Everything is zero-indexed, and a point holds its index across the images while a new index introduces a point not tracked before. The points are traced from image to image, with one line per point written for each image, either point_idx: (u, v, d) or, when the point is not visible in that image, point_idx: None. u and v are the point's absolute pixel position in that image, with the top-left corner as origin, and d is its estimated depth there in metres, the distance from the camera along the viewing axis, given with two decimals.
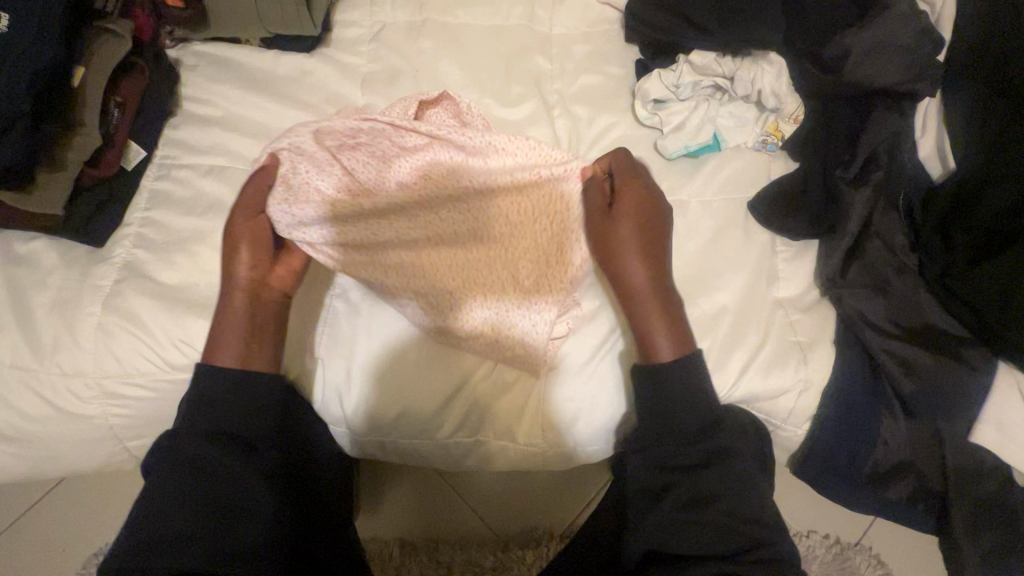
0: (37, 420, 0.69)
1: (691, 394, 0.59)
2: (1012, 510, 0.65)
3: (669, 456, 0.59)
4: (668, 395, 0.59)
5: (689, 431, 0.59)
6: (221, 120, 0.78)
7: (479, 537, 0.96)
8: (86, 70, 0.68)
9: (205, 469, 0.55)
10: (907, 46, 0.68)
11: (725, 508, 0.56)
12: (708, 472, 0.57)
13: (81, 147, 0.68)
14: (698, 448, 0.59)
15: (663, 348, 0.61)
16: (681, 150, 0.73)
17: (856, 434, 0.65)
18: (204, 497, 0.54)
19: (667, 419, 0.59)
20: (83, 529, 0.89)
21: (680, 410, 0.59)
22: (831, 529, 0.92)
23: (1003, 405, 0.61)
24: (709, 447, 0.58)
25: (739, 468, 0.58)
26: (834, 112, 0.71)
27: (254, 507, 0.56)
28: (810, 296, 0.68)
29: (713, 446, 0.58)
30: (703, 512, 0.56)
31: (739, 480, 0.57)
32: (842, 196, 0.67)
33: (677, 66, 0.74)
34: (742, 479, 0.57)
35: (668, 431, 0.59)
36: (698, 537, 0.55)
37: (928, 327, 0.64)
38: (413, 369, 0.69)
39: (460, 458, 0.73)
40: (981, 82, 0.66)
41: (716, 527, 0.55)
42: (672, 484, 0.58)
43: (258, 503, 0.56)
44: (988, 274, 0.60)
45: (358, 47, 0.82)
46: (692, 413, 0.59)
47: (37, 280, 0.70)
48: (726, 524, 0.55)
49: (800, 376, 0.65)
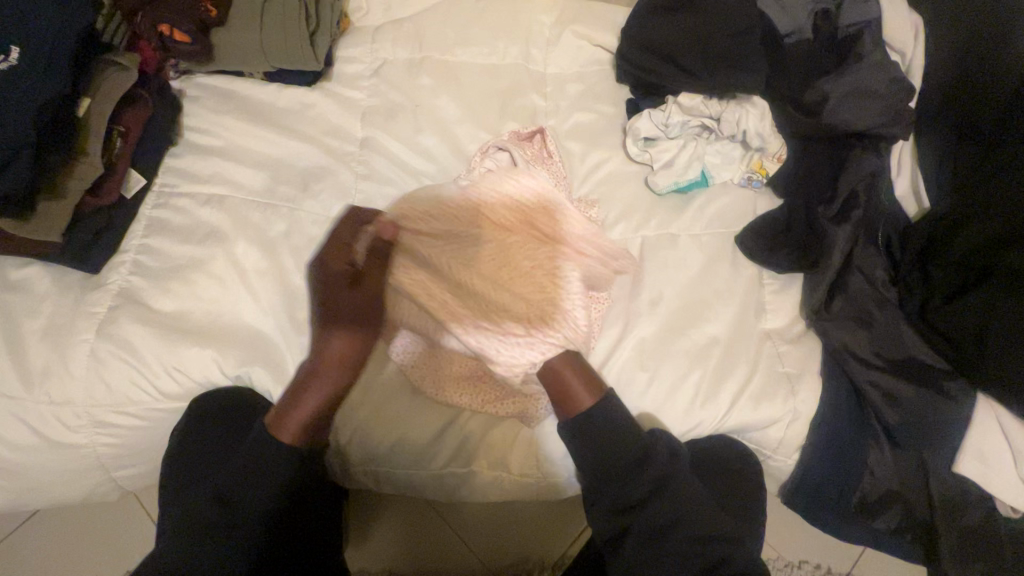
0: (21, 450, 0.68)
1: (622, 430, 0.60)
2: (999, 541, 0.65)
3: (614, 496, 0.59)
4: (603, 434, 0.59)
5: (623, 466, 0.58)
6: (222, 150, 0.79)
7: (468, 569, 0.94)
8: (92, 101, 0.69)
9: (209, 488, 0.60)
10: (880, 93, 0.72)
11: (670, 535, 0.56)
12: (669, 498, 0.58)
13: (83, 175, 0.68)
14: (638, 482, 0.58)
15: (582, 399, 0.62)
16: (670, 186, 0.75)
17: (844, 464, 0.66)
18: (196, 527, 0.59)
19: (615, 447, 0.59)
20: (68, 559, 0.86)
21: (602, 440, 0.59)
22: (822, 559, 0.93)
23: (985, 436, 0.63)
24: (644, 479, 0.58)
25: (676, 488, 0.58)
26: (814, 152, 0.75)
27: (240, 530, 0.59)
28: (797, 328, 0.70)
29: (648, 476, 0.58)
30: (651, 540, 0.56)
31: (698, 505, 0.58)
32: (825, 231, 0.69)
33: (665, 107, 0.78)
34: (680, 500, 0.58)
35: (619, 458, 0.58)
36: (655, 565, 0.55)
37: (911, 359, 0.66)
38: (398, 392, 0.70)
39: (452, 492, 0.72)
40: (951, 127, 0.70)
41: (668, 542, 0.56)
42: (622, 521, 0.58)
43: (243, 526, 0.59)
44: (967, 309, 0.62)
45: (358, 82, 0.85)
46: (625, 447, 0.59)
47: (30, 307, 0.70)
48: (670, 544, 0.56)
49: (789, 406, 0.66)
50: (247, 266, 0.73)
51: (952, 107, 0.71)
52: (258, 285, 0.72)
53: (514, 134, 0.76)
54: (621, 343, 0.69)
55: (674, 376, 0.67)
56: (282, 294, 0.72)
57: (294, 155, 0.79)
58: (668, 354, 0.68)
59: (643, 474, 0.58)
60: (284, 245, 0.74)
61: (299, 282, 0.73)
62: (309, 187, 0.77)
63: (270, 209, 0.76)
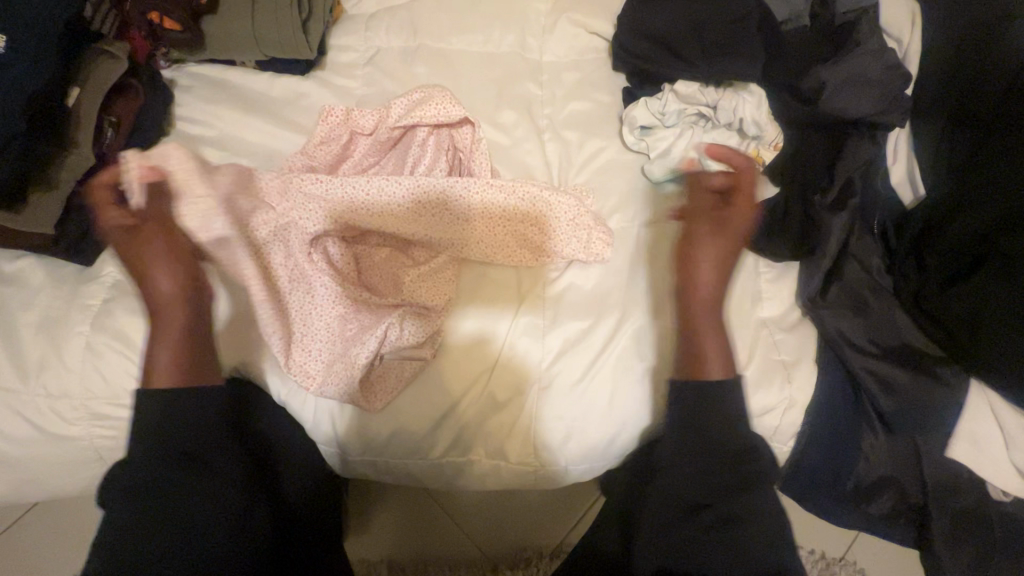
0: (19, 442, 0.68)
1: (731, 422, 0.59)
2: (989, 524, 0.66)
3: (691, 488, 0.58)
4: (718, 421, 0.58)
5: (718, 463, 0.58)
6: (216, 140, 0.79)
7: (468, 557, 0.95)
8: (82, 91, 0.69)
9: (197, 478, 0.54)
10: (877, 81, 0.72)
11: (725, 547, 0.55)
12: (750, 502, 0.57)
13: (72, 166, 0.68)
14: (721, 477, 0.58)
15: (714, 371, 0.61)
16: (667, 175, 0.75)
17: (838, 450, 0.67)
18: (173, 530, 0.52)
19: (711, 438, 0.58)
20: (65, 550, 0.86)
21: (703, 438, 0.58)
22: (816, 545, 0.94)
23: (977, 421, 0.64)
24: (730, 478, 0.57)
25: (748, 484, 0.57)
26: (810, 141, 0.75)
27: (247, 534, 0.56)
28: (793, 316, 0.70)
29: (734, 478, 0.57)
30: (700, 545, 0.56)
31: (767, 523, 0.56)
32: (819, 217, 0.69)
33: (662, 95, 0.77)
34: (756, 502, 0.57)
35: (711, 447, 0.58)
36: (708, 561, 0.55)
37: (904, 346, 0.66)
38: (395, 379, 0.69)
39: (452, 479, 0.72)
40: (947, 115, 0.70)
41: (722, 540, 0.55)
42: (698, 516, 0.56)
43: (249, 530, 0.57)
44: (962, 295, 0.63)
45: (353, 71, 0.84)
46: (727, 444, 0.58)
47: (24, 299, 0.69)
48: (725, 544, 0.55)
49: (785, 394, 0.66)
50: None
51: (949, 94, 0.71)
52: None
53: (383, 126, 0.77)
54: (619, 331, 0.69)
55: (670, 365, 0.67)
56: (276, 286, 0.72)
57: (288, 146, 0.79)
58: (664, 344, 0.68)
59: (732, 474, 0.57)
60: None
61: None
62: None
63: None
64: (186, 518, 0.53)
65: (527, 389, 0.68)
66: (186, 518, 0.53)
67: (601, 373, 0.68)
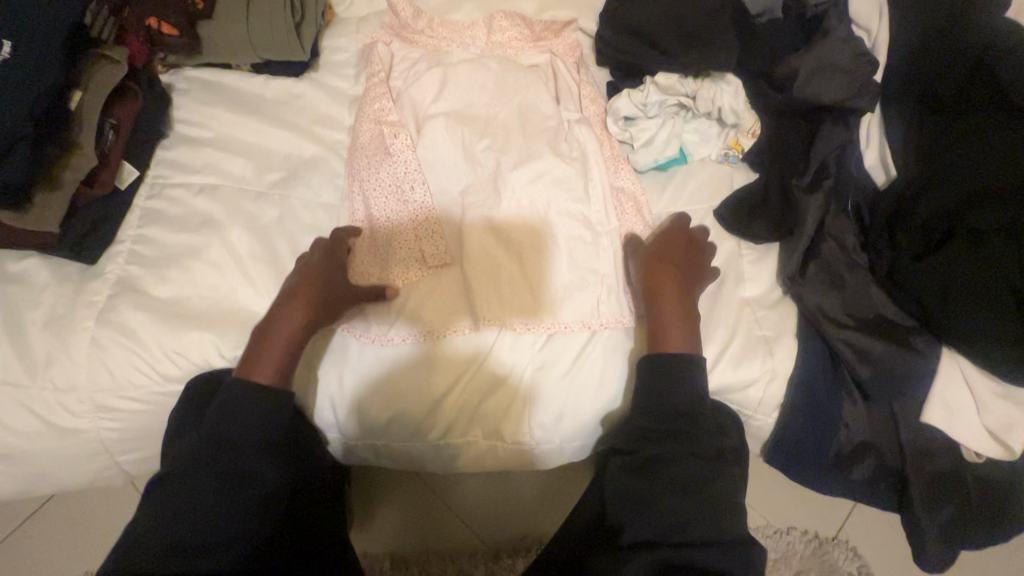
0: (27, 436, 0.70)
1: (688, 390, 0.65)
2: (966, 486, 0.68)
3: (640, 427, 0.64)
4: (665, 430, 0.63)
5: (662, 417, 0.64)
6: (214, 140, 0.82)
7: (469, 547, 0.97)
8: (84, 94, 0.72)
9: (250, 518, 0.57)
10: (848, 67, 0.75)
11: (639, 518, 0.59)
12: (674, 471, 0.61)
13: (78, 168, 0.71)
14: (657, 415, 0.64)
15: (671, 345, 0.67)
16: (650, 164, 0.80)
17: (821, 421, 0.69)
18: (226, 499, 0.57)
19: (667, 388, 0.64)
20: (70, 545, 0.87)
21: (665, 391, 0.64)
22: (809, 524, 1.02)
23: (951, 387, 0.66)
24: (670, 437, 0.63)
25: (702, 458, 0.62)
26: (786, 127, 0.78)
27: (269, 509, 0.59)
28: (774, 294, 0.73)
29: (673, 440, 0.63)
30: (637, 501, 0.61)
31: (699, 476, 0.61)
32: (798, 202, 0.73)
33: (644, 87, 0.80)
34: (703, 472, 0.61)
35: (668, 385, 0.64)
36: (635, 515, 0.60)
37: (879, 318, 0.69)
38: (396, 373, 0.71)
39: (450, 460, 0.75)
40: (914, 97, 0.73)
41: (664, 488, 0.60)
42: (635, 449, 0.64)
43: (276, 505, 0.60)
44: (931, 269, 0.65)
45: (345, 70, 0.88)
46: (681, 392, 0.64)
47: (30, 297, 0.72)
48: (661, 508, 0.59)
49: (767, 367, 0.69)
50: (242, 251, 0.76)
51: (913, 80, 0.74)
52: (253, 269, 0.75)
53: (400, 113, 0.82)
54: (611, 308, 0.73)
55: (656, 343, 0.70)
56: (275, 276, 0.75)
57: (286, 145, 0.82)
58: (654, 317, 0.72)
59: (676, 438, 0.63)
60: (278, 234, 0.77)
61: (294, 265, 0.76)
62: (302, 175, 0.80)
63: (264, 198, 0.79)
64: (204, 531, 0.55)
65: (517, 376, 0.71)
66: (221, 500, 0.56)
67: (593, 357, 0.71)
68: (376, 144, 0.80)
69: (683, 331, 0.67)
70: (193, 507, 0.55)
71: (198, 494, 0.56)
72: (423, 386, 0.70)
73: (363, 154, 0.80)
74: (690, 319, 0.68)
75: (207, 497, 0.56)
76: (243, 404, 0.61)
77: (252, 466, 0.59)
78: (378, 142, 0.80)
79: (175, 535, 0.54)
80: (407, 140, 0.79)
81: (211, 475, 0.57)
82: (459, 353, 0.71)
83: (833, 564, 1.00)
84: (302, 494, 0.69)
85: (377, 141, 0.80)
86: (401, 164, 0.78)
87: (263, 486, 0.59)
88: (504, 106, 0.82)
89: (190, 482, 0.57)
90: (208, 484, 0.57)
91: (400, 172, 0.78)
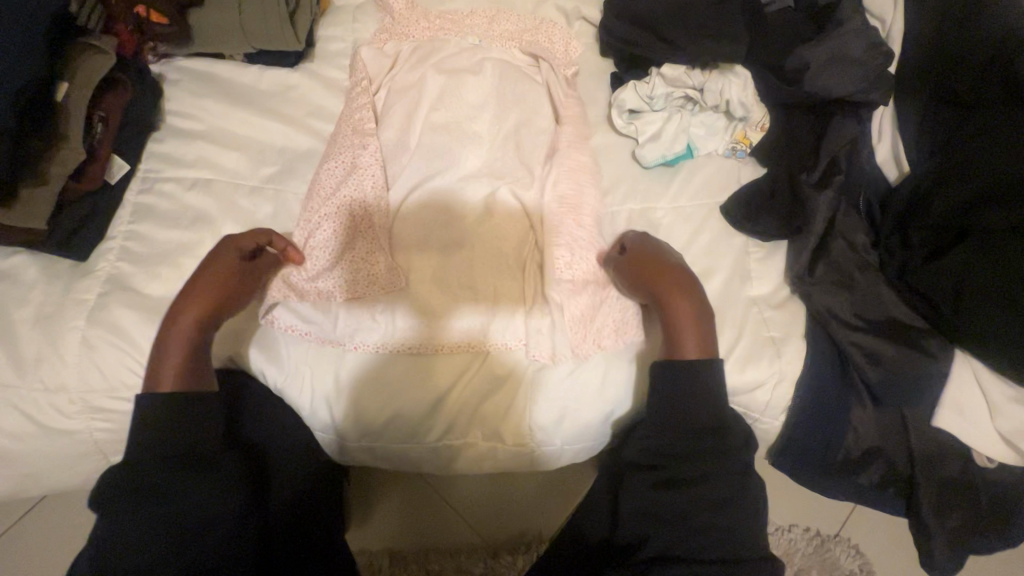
0: (18, 436, 0.68)
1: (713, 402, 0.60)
2: (976, 491, 0.67)
3: (669, 440, 0.60)
4: (688, 446, 0.60)
5: (689, 436, 0.60)
6: (207, 133, 0.80)
7: (468, 544, 0.96)
8: (71, 87, 0.69)
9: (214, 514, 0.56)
10: (860, 58, 0.72)
11: (667, 534, 0.58)
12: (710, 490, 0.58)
13: (64, 161, 0.68)
14: (694, 431, 0.60)
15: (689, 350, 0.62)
16: (658, 159, 0.76)
17: (830, 424, 0.67)
18: (185, 503, 0.55)
19: (692, 404, 0.60)
20: (65, 544, 0.86)
21: (689, 406, 0.60)
22: (811, 523, 1.01)
23: (963, 390, 0.64)
24: (692, 459, 0.59)
25: (731, 476, 0.59)
26: (796, 120, 0.75)
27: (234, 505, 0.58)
28: (782, 293, 0.71)
29: (706, 456, 0.59)
30: (657, 518, 0.59)
31: (733, 500, 0.58)
32: (805, 198, 0.70)
33: (649, 79, 0.78)
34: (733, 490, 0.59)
35: (694, 413, 0.60)
36: (661, 530, 0.58)
37: (890, 319, 0.67)
38: (390, 373, 0.69)
39: (449, 461, 0.73)
40: (928, 91, 0.71)
41: (693, 506, 0.57)
42: (660, 464, 0.60)
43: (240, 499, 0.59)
44: (943, 268, 0.63)
45: (341, 61, 0.85)
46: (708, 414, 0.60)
47: (19, 295, 0.70)
48: (687, 526, 0.57)
49: (775, 369, 0.67)
50: None
51: (927, 73, 0.72)
52: None
53: (398, 106, 0.80)
54: (611, 306, 0.71)
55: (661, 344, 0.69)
56: None
57: (281, 138, 0.80)
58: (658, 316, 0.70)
59: (708, 459, 0.59)
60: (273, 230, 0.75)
61: None
62: (297, 169, 0.78)
63: (258, 193, 0.77)
64: (173, 529, 0.54)
65: (517, 378, 0.70)
66: (168, 508, 0.54)
67: (595, 358, 0.70)
68: (353, 132, 0.78)
69: (698, 332, 0.62)
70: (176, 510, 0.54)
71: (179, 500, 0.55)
72: (419, 385, 0.69)
73: (340, 141, 0.77)
74: (703, 312, 0.63)
75: (174, 498, 0.55)
76: (187, 411, 0.58)
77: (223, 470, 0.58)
78: (356, 130, 0.78)
79: (131, 538, 0.52)
80: (393, 130, 0.79)
81: (172, 478, 0.55)
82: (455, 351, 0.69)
83: (835, 563, 0.99)
84: (266, 483, 0.68)
85: (360, 129, 0.78)
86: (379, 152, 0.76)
87: (233, 492, 0.58)
88: (504, 98, 0.79)
89: (152, 485, 0.55)
90: (171, 487, 0.55)
91: (374, 161, 0.76)
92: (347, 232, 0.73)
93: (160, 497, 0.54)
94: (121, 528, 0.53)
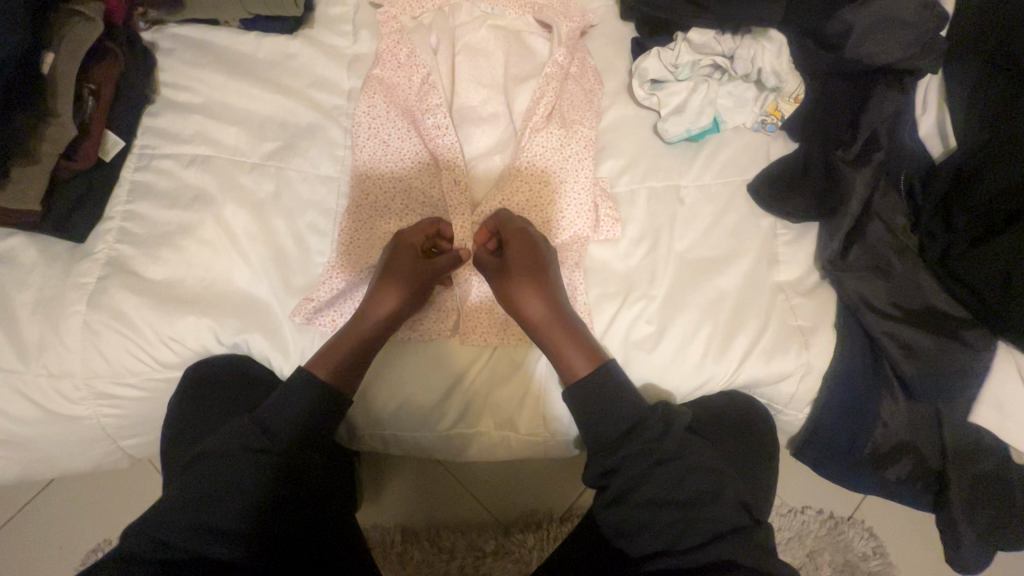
0: (25, 422, 0.67)
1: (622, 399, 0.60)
2: (1009, 485, 0.65)
3: (607, 438, 0.59)
4: (628, 449, 0.58)
5: (622, 433, 0.59)
6: (204, 106, 0.75)
7: (480, 522, 0.97)
8: (56, 57, 0.65)
9: (277, 499, 0.56)
10: (909, 21, 0.66)
11: (645, 535, 0.55)
12: (672, 474, 0.56)
13: (57, 139, 0.65)
14: (627, 429, 0.58)
15: (576, 364, 0.61)
16: (682, 134, 0.71)
17: (859, 417, 0.64)
18: (251, 479, 0.55)
19: (610, 412, 0.59)
20: (85, 517, 0.88)
21: (603, 414, 0.59)
22: (825, 505, 1.00)
23: (1005, 385, 0.61)
24: (631, 457, 0.58)
25: (689, 463, 0.57)
26: (833, 91, 0.70)
27: (298, 492, 0.58)
28: (810, 279, 0.67)
29: (637, 452, 0.57)
30: (637, 523, 0.56)
31: (710, 479, 0.56)
32: (842, 176, 0.65)
33: (675, 45, 0.73)
34: (682, 477, 0.56)
35: (615, 415, 0.59)
36: (633, 533, 0.56)
37: (929, 310, 0.63)
38: (400, 359, 0.68)
39: (462, 450, 0.71)
40: (984, 57, 0.64)
41: (664, 505, 0.55)
42: (610, 472, 0.58)
43: (306, 488, 0.59)
44: (989, 254, 0.59)
45: (343, 26, 0.80)
46: (625, 411, 0.59)
47: (18, 279, 0.68)
48: (653, 529, 0.55)
49: (802, 360, 0.64)
50: (237, 230, 0.71)
51: (977, 37, 0.65)
52: (251, 249, 0.70)
53: (407, 77, 0.75)
54: (631, 292, 0.67)
55: (684, 332, 0.65)
56: (272, 256, 0.70)
57: (281, 111, 0.75)
58: (679, 307, 0.66)
59: (649, 451, 0.57)
60: (276, 210, 0.72)
61: (290, 245, 0.71)
62: (300, 145, 0.74)
63: (261, 171, 0.73)
64: (233, 505, 0.54)
65: (531, 362, 0.68)
66: (232, 481, 0.55)
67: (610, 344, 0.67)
68: (370, 98, 0.74)
69: (578, 346, 0.61)
70: (237, 485, 0.55)
71: (240, 481, 0.55)
72: (429, 370, 0.67)
73: (360, 109, 0.74)
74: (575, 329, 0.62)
75: (235, 478, 0.55)
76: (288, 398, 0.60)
77: (278, 454, 0.58)
78: (372, 95, 0.74)
79: (192, 514, 0.52)
80: (412, 94, 0.75)
81: (249, 455, 0.56)
82: (467, 334, 0.68)
83: (848, 546, 0.98)
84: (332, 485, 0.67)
85: (373, 96, 0.74)
86: (397, 118, 0.73)
87: (295, 475, 0.58)
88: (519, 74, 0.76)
89: (223, 464, 0.56)
90: (237, 463, 0.56)
91: (393, 129, 0.73)
92: (361, 201, 0.71)
93: (224, 473, 0.55)
94: (188, 499, 0.53)
